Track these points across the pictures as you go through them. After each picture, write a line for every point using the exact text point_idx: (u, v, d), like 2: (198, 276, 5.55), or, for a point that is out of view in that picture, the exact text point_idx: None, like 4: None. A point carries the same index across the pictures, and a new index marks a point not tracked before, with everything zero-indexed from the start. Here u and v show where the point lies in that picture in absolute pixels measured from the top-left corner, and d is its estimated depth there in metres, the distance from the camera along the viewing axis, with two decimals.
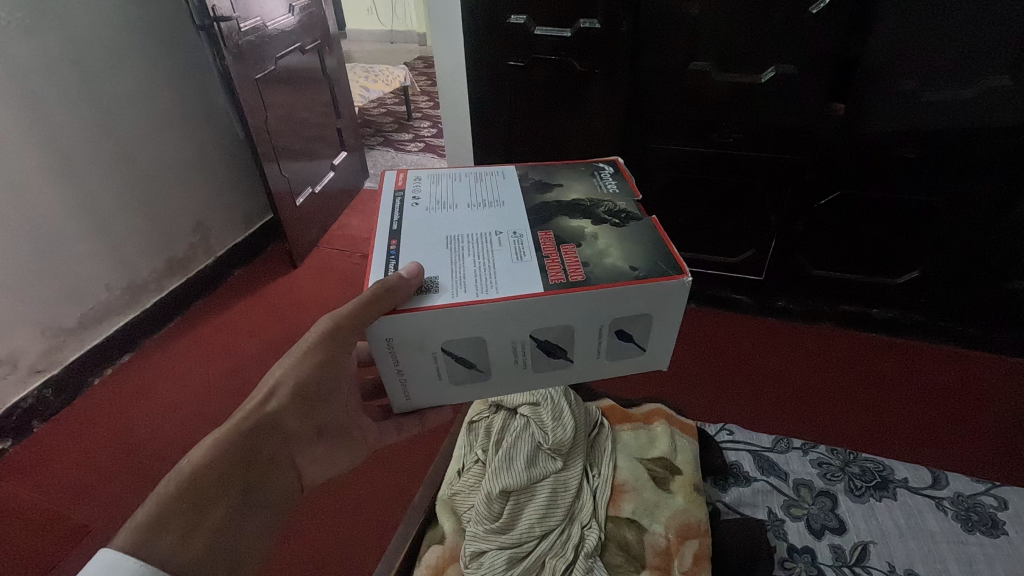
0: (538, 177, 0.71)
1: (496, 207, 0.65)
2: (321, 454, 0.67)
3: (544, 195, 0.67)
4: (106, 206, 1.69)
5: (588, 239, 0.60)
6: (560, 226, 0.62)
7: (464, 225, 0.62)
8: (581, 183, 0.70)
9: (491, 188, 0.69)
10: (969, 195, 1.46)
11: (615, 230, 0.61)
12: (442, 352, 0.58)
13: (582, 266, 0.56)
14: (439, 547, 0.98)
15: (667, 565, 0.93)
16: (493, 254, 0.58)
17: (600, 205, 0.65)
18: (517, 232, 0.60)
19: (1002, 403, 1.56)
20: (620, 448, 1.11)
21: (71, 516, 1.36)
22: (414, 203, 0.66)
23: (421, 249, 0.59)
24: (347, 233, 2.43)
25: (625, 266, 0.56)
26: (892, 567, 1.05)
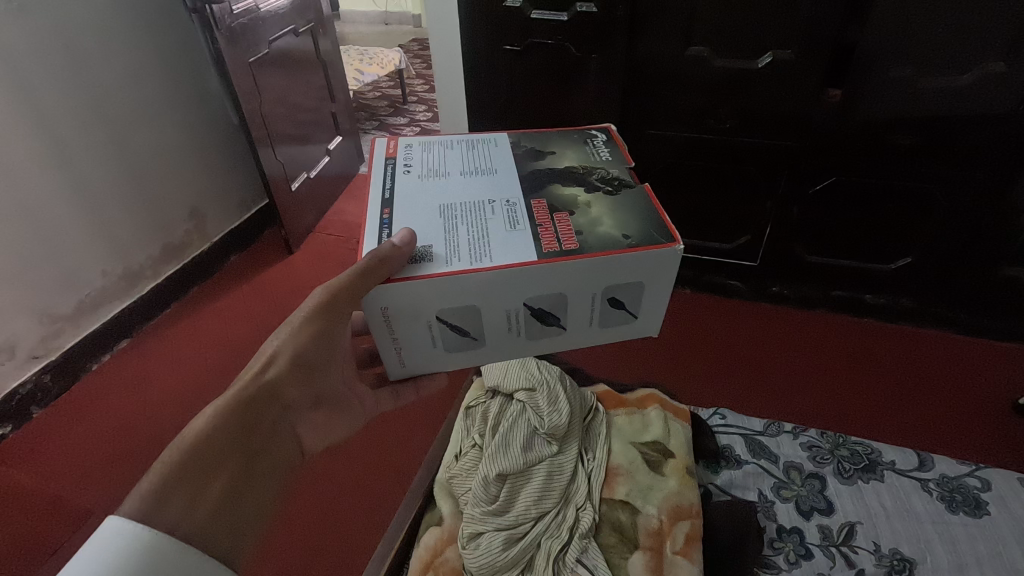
0: (532, 146, 0.71)
1: (490, 175, 0.65)
2: (318, 424, 0.68)
3: (538, 164, 0.68)
4: (100, 193, 1.68)
5: (582, 208, 0.60)
6: (555, 195, 0.62)
7: (458, 193, 0.63)
8: (573, 151, 0.70)
9: (484, 157, 0.69)
10: (963, 181, 1.47)
11: (608, 197, 0.62)
12: (438, 321, 0.59)
13: (575, 234, 0.57)
14: (438, 530, 0.99)
15: (659, 545, 0.95)
16: (488, 223, 0.58)
17: (593, 172, 0.66)
18: (511, 200, 0.61)
19: (992, 388, 1.58)
20: (614, 431, 1.12)
21: (73, 501, 1.38)
22: (406, 170, 0.67)
23: (416, 218, 0.59)
24: (344, 219, 2.42)
25: (618, 234, 0.57)
26: (877, 548, 1.06)
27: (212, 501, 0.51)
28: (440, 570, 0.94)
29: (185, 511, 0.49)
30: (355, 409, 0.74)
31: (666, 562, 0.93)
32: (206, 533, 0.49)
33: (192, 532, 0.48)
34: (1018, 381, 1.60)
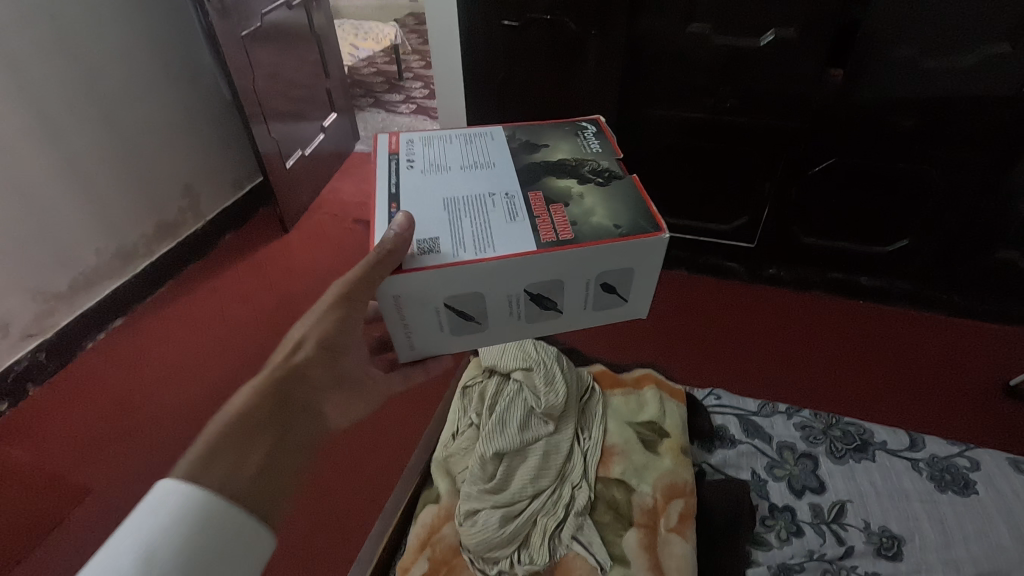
0: (528, 138, 0.70)
1: (489, 168, 0.64)
2: (345, 405, 0.68)
3: (534, 155, 0.67)
4: (92, 169, 1.66)
5: (574, 199, 0.60)
6: (550, 186, 0.62)
7: (458, 186, 0.62)
8: (567, 143, 0.69)
9: (483, 149, 0.68)
10: (963, 163, 1.47)
11: (599, 188, 0.62)
12: (445, 307, 0.59)
13: (571, 224, 0.57)
14: (435, 508, 1.00)
15: (654, 523, 0.96)
16: (487, 217, 0.58)
17: (584, 164, 0.65)
18: (509, 193, 0.60)
19: (984, 370, 1.60)
20: (610, 411, 1.12)
21: (73, 477, 1.40)
22: (409, 165, 0.65)
23: (417, 212, 0.59)
24: (340, 197, 2.40)
25: (610, 224, 0.57)
26: (867, 525, 1.07)
27: (253, 467, 0.51)
28: (437, 548, 0.95)
29: (229, 476, 0.49)
30: (374, 390, 0.73)
31: (660, 540, 0.94)
32: (251, 498, 0.49)
33: (237, 495, 0.48)
34: (1010, 363, 1.62)
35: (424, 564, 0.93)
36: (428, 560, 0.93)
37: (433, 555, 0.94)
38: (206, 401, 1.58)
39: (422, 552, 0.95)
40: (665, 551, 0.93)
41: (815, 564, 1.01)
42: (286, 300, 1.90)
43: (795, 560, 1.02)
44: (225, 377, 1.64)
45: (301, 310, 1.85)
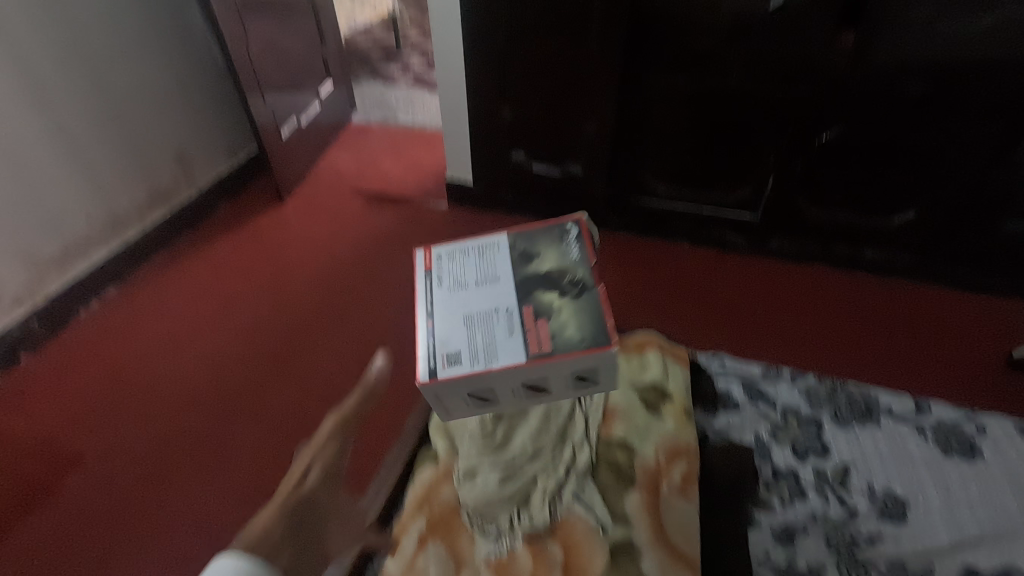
0: (523, 248, 0.87)
1: (495, 283, 0.83)
2: (328, 536, 0.60)
3: (526, 268, 0.84)
4: (80, 134, 1.62)
5: (554, 314, 0.77)
6: (537, 301, 0.79)
7: (475, 301, 0.81)
8: (552, 251, 0.86)
9: (494, 261, 0.86)
10: (973, 132, 1.43)
11: (573, 302, 0.78)
12: (469, 395, 0.78)
13: (550, 338, 0.75)
14: (433, 468, 0.90)
15: (654, 485, 0.91)
16: (494, 333, 0.77)
17: (564, 275, 0.82)
18: (508, 308, 0.79)
19: (986, 345, 1.58)
20: (613, 373, 1.04)
21: (68, 442, 1.40)
22: (439, 283, 0.85)
23: (443, 330, 0.78)
24: (336, 168, 2.31)
25: (577, 337, 0.75)
26: (871, 489, 1.07)
27: None
28: (436, 508, 0.86)
29: None
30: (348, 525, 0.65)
31: (662, 502, 0.89)
32: None
33: None
34: (1013, 337, 1.60)
35: (421, 523, 0.84)
36: (426, 520, 0.84)
37: (432, 514, 0.85)
38: (201, 371, 1.55)
39: (420, 511, 0.85)
40: (668, 512, 0.87)
41: (818, 526, 1.02)
42: (281, 270, 1.87)
43: (800, 522, 1.03)
44: (220, 346, 1.62)
45: (298, 283, 1.81)
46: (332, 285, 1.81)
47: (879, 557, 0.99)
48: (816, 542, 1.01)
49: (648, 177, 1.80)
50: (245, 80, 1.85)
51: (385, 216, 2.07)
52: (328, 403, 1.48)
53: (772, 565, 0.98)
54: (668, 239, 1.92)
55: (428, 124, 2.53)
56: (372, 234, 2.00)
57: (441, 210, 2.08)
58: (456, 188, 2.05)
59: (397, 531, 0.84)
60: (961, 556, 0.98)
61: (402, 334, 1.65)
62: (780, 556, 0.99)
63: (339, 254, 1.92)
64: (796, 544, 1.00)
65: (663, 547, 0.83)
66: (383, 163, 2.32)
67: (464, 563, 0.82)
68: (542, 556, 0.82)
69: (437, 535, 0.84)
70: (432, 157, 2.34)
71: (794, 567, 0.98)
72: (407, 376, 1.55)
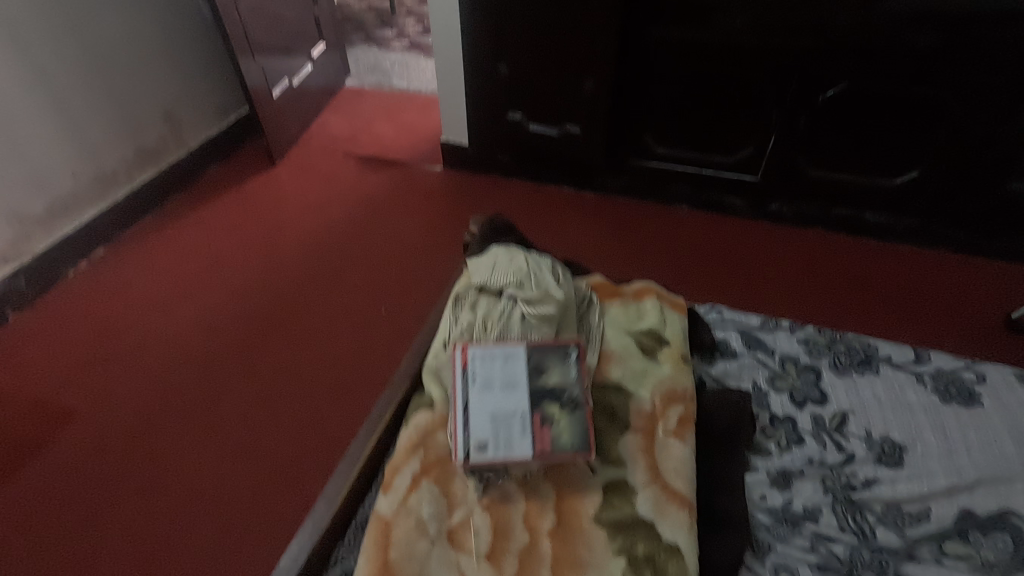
0: (530, 357, 0.86)
1: (515, 390, 0.83)
2: None
3: (532, 380, 0.84)
4: (64, 88, 1.57)
5: (556, 421, 0.82)
6: (544, 410, 0.82)
7: (497, 400, 0.82)
8: (558, 366, 0.86)
9: (507, 363, 0.86)
10: (980, 84, 1.40)
11: (570, 414, 0.82)
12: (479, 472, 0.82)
13: (549, 441, 0.80)
14: (428, 411, 0.87)
15: (652, 427, 0.90)
16: (512, 435, 0.80)
17: (566, 389, 0.84)
18: (522, 413, 0.81)
19: (983, 305, 1.58)
20: (609, 321, 1.03)
21: (59, 399, 1.39)
22: (474, 382, 0.84)
23: (472, 424, 0.80)
24: (328, 131, 2.26)
25: (570, 442, 0.80)
26: (869, 436, 0.96)
27: None
28: (431, 450, 0.84)
29: None
30: None
31: (659, 444, 0.88)
32: None
33: None
34: (1011, 299, 1.60)
35: (415, 465, 0.82)
36: (421, 461, 0.82)
37: (426, 456, 0.83)
38: (193, 331, 1.54)
39: (414, 453, 0.83)
40: (664, 453, 0.87)
41: (815, 471, 0.92)
42: (274, 232, 1.83)
43: (795, 467, 0.93)
44: (213, 307, 1.60)
45: (291, 246, 1.78)
46: (326, 248, 1.78)
47: (876, 502, 0.88)
48: (812, 487, 0.91)
49: (648, 137, 1.76)
50: (237, 43, 1.78)
51: (379, 179, 2.03)
52: (321, 362, 1.47)
53: (765, 510, 0.88)
54: (667, 202, 1.89)
55: (423, 89, 2.47)
56: (366, 197, 1.96)
57: (436, 174, 2.04)
58: (452, 151, 2.00)
59: (390, 472, 0.82)
60: (959, 501, 0.88)
61: (396, 295, 1.64)
62: (774, 502, 0.89)
63: (332, 216, 1.89)
64: (792, 489, 0.90)
65: (659, 486, 0.83)
66: (377, 126, 2.27)
67: (459, 502, 0.80)
68: (534, 494, 0.82)
69: (433, 475, 0.81)
70: (427, 121, 2.30)
71: (786, 513, 0.88)
72: (401, 337, 1.53)
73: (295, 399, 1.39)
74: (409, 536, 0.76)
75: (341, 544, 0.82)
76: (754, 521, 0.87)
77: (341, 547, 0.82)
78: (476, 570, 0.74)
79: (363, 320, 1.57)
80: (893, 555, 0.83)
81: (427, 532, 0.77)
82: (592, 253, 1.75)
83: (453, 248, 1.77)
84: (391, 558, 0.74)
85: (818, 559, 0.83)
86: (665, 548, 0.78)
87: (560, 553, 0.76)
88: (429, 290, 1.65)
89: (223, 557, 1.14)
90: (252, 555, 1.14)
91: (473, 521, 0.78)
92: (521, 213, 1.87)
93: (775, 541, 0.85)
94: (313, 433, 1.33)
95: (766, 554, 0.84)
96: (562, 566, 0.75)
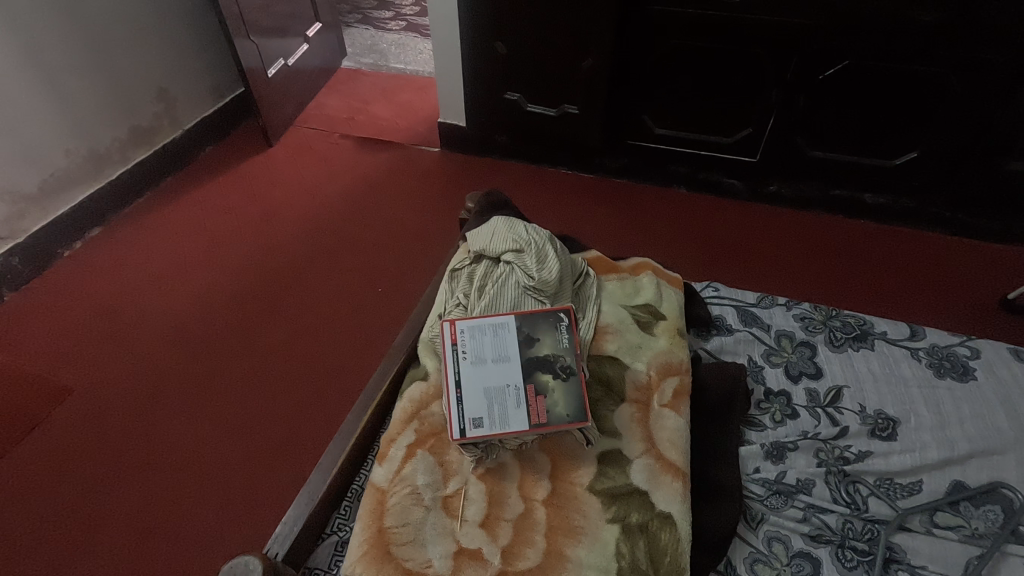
0: (521, 327, 0.86)
1: (506, 362, 0.83)
2: None
3: (524, 352, 0.84)
4: (56, 64, 1.54)
5: (550, 392, 0.81)
6: (538, 379, 0.82)
7: (488, 373, 0.81)
8: (549, 336, 0.86)
9: (497, 335, 0.85)
10: (983, 62, 1.39)
11: (564, 384, 0.82)
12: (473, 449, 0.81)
13: (545, 411, 0.80)
14: (423, 383, 0.88)
15: (647, 398, 0.90)
16: (506, 408, 0.79)
17: (558, 359, 0.84)
18: (516, 384, 0.81)
19: (978, 285, 1.59)
20: (605, 295, 1.02)
21: (56, 377, 1.38)
22: (464, 357, 0.83)
23: (465, 399, 0.79)
24: (324, 112, 2.23)
25: (565, 412, 0.80)
26: (863, 410, 0.96)
27: None
28: (426, 421, 0.84)
29: None
30: None
31: (653, 415, 0.89)
32: None
33: None
34: (1007, 280, 1.60)
35: (410, 436, 0.82)
36: (415, 432, 0.83)
37: (421, 427, 0.83)
38: (189, 310, 1.53)
39: (409, 424, 0.84)
40: (658, 424, 0.88)
41: (809, 444, 0.93)
42: (270, 213, 1.82)
43: (790, 440, 0.93)
44: (209, 287, 1.59)
45: (288, 227, 1.77)
46: (322, 229, 1.77)
47: (869, 474, 0.89)
48: (805, 459, 0.91)
49: (646, 117, 1.74)
50: (232, 23, 1.75)
51: (375, 160, 2.02)
52: (317, 342, 1.47)
53: (759, 481, 0.89)
54: (664, 184, 1.89)
55: (420, 70, 2.45)
56: (362, 178, 1.95)
57: (432, 155, 2.03)
58: (450, 131, 1.98)
59: (385, 443, 0.82)
60: (951, 473, 0.89)
61: (392, 276, 1.63)
62: (768, 473, 0.90)
63: (328, 197, 1.88)
64: (786, 461, 0.91)
65: (652, 456, 0.84)
66: (373, 107, 2.25)
67: (454, 471, 0.80)
68: (528, 463, 0.83)
69: (428, 445, 0.82)
70: (424, 102, 2.28)
71: (779, 484, 0.88)
72: (397, 316, 1.53)
73: (291, 377, 1.39)
74: (404, 504, 0.76)
75: (336, 514, 0.84)
76: (748, 491, 0.88)
77: (337, 517, 0.83)
78: (470, 537, 0.75)
79: (359, 300, 1.57)
80: (885, 525, 0.84)
81: (422, 500, 0.77)
82: (589, 232, 1.74)
83: (449, 229, 1.77)
84: (386, 525, 0.74)
85: (811, 529, 0.84)
86: (658, 516, 0.79)
87: (555, 521, 0.77)
88: (426, 271, 1.65)
89: (219, 530, 1.15)
90: (248, 528, 1.15)
91: (467, 490, 0.79)
92: (518, 193, 1.86)
93: (768, 511, 0.86)
94: (309, 409, 1.33)
95: (759, 523, 0.85)
96: (556, 533, 0.76)
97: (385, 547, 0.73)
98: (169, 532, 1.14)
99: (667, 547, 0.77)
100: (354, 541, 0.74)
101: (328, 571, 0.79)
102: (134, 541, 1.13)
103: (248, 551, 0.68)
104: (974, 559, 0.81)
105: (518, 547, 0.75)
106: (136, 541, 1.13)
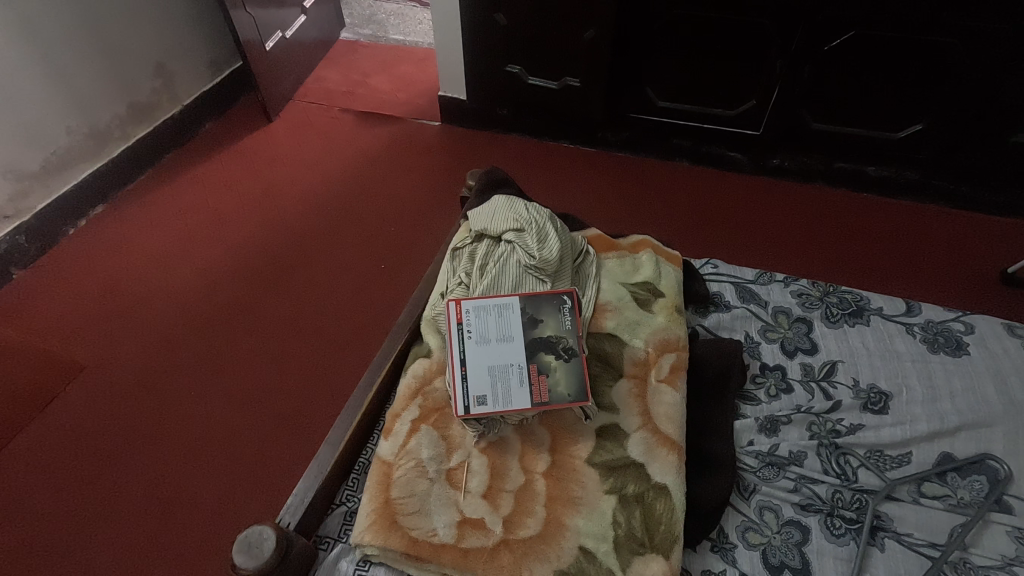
0: (524, 308, 0.88)
1: (509, 343, 0.85)
2: None
3: (527, 332, 0.86)
4: (52, 40, 1.52)
5: (553, 371, 0.83)
6: (541, 359, 0.84)
7: (492, 353, 0.84)
8: (551, 319, 0.88)
9: (501, 316, 0.87)
10: (991, 31, 1.36)
11: (564, 364, 0.84)
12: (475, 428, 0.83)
13: (547, 390, 0.82)
14: (426, 360, 0.90)
15: (645, 374, 0.92)
16: (509, 387, 0.82)
17: (560, 340, 0.86)
18: (519, 365, 0.83)
19: (978, 258, 1.59)
20: (604, 273, 1.03)
21: (66, 354, 1.41)
22: (468, 338, 0.85)
23: (470, 377, 0.82)
24: (323, 86, 2.21)
25: (566, 391, 0.82)
26: (857, 384, 0.98)
27: None
28: (430, 398, 0.86)
29: None
30: None
31: (650, 390, 0.91)
32: None
33: None
34: (1007, 252, 1.61)
35: (414, 411, 0.85)
36: (419, 408, 0.85)
37: (425, 404, 0.86)
38: (195, 288, 1.55)
39: (413, 400, 0.86)
40: (655, 399, 0.90)
41: (801, 417, 0.95)
42: (271, 189, 1.82)
43: (783, 413, 0.95)
44: (214, 264, 1.61)
45: (289, 204, 1.77)
46: (323, 205, 1.77)
47: (860, 446, 0.92)
48: (798, 432, 0.94)
49: (647, 89, 1.72)
50: None
51: (376, 135, 2.01)
52: (322, 318, 1.49)
53: (752, 454, 0.92)
54: (665, 157, 1.88)
55: (421, 42, 2.40)
56: (362, 153, 1.94)
57: (432, 129, 2.02)
58: (451, 105, 1.96)
59: (390, 418, 0.85)
60: (940, 445, 0.91)
61: (394, 251, 1.65)
62: (761, 446, 0.92)
63: (329, 172, 1.87)
64: (779, 434, 0.94)
65: (649, 430, 0.86)
66: (372, 81, 2.22)
67: (457, 445, 0.83)
68: (529, 437, 0.85)
69: (432, 420, 0.84)
70: (424, 75, 2.24)
71: (772, 456, 0.91)
72: (400, 292, 1.55)
73: (297, 353, 1.42)
74: (409, 476, 0.79)
75: (345, 486, 0.87)
76: (741, 463, 0.91)
77: (346, 489, 0.87)
78: (473, 508, 0.78)
79: (363, 276, 1.58)
80: (873, 495, 0.87)
81: (426, 473, 0.80)
82: (590, 206, 1.75)
83: (451, 205, 1.77)
84: (392, 497, 0.77)
85: (801, 499, 0.87)
86: (653, 487, 0.82)
87: (554, 491, 0.81)
88: (427, 247, 1.66)
89: (233, 499, 1.19)
90: (261, 497, 1.20)
91: (469, 463, 0.82)
92: (519, 168, 1.86)
93: (760, 482, 0.89)
94: (316, 384, 1.37)
95: (752, 494, 0.88)
96: (555, 503, 0.80)
97: (391, 517, 0.76)
98: (185, 502, 1.19)
99: (662, 516, 0.79)
100: (362, 511, 0.77)
101: (338, 539, 0.82)
102: (150, 509, 1.18)
103: (263, 522, 0.71)
104: (958, 527, 0.84)
105: (518, 517, 0.78)
106: (153, 510, 1.18)
